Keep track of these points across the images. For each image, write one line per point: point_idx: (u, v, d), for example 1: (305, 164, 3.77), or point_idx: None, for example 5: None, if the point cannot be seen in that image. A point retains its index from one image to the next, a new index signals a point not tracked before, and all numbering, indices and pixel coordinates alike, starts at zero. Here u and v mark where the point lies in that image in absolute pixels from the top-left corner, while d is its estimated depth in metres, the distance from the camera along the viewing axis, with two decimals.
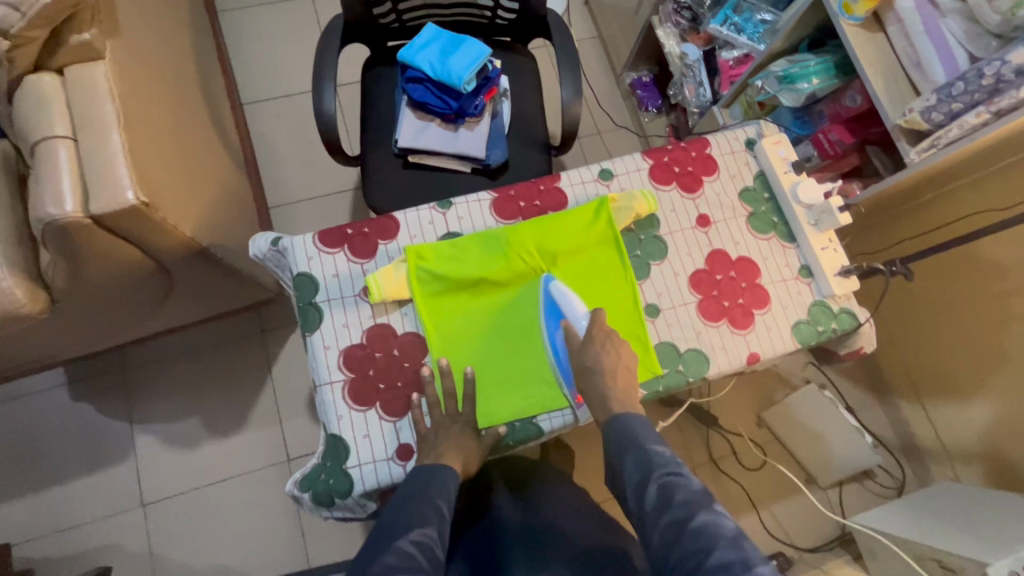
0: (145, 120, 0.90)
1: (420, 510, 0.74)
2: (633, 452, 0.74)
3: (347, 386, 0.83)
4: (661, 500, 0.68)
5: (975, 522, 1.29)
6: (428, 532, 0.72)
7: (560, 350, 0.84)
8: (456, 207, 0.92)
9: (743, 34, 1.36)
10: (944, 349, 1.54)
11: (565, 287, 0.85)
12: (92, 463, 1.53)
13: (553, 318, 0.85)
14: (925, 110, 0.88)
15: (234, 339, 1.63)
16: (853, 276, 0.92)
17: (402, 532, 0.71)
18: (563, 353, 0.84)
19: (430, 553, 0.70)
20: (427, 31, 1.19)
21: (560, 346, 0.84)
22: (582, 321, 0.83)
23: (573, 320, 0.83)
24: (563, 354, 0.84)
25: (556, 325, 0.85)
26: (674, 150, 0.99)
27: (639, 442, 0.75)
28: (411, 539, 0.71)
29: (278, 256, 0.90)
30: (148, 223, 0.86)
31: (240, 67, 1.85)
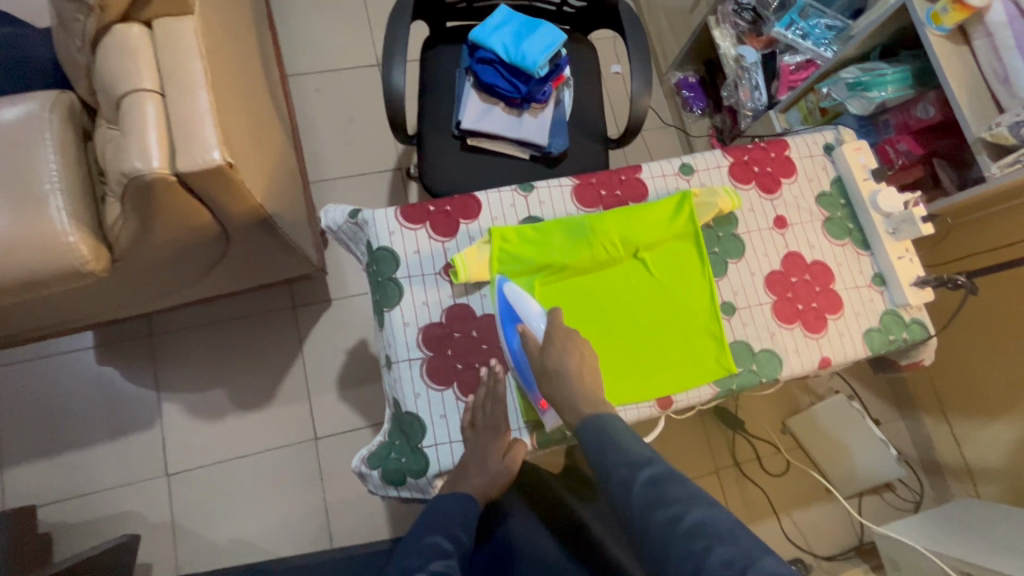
0: (223, 80, 0.88)
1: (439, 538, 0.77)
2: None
3: (425, 364, 0.82)
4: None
5: (1005, 539, 1.30)
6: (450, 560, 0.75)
7: (518, 353, 0.81)
8: (538, 191, 0.91)
9: (807, 39, 1.36)
10: (975, 366, 1.54)
11: (519, 287, 0.82)
12: (118, 428, 1.50)
13: (510, 322, 0.82)
14: (1014, 125, 0.89)
15: (266, 313, 1.61)
16: (928, 287, 0.93)
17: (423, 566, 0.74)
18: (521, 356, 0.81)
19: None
20: (502, 13, 1.20)
21: (518, 350, 0.81)
22: (538, 322, 0.80)
23: (530, 322, 0.80)
24: (521, 357, 0.81)
25: (513, 329, 0.82)
26: (755, 150, 0.99)
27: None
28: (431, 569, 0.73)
29: (355, 228, 0.89)
30: (227, 185, 0.84)
31: (284, 38, 1.82)
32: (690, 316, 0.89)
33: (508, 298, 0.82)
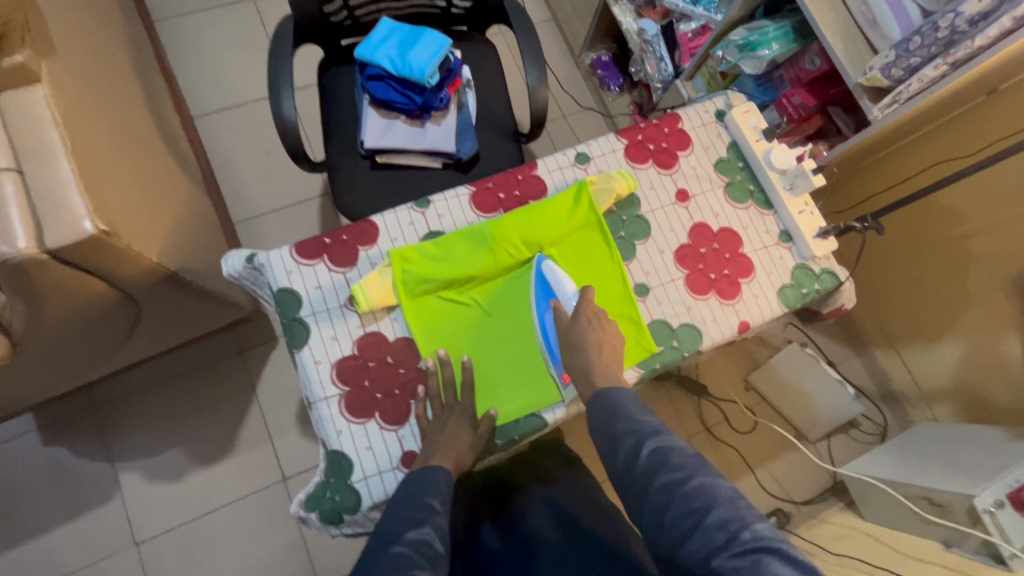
0: (90, 144, 0.85)
1: (408, 513, 0.71)
2: (618, 424, 0.74)
3: (343, 400, 0.80)
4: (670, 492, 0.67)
5: (958, 459, 1.35)
6: (425, 527, 0.70)
7: (550, 331, 0.84)
8: (435, 205, 0.90)
9: (699, 6, 1.37)
10: (911, 295, 1.59)
11: (555, 265, 0.85)
12: (75, 507, 1.45)
13: (544, 298, 0.86)
14: (885, 67, 0.89)
15: (212, 362, 1.57)
16: (830, 237, 0.95)
17: (397, 536, 0.69)
18: (552, 333, 0.84)
19: (430, 552, 0.68)
20: (383, 26, 1.16)
21: (551, 328, 0.84)
22: (571, 298, 0.84)
23: (562, 298, 0.84)
24: (551, 332, 0.84)
25: (546, 305, 0.86)
26: (647, 128, 0.99)
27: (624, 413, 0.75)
28: (407, 540, 0.68)
29: (255, 273, 0.87)
30: (109, 253, 0.81)
31: (186, 79, 1.76)
32: (603, 300, 0.89)
33: (544, 276, 0.86)
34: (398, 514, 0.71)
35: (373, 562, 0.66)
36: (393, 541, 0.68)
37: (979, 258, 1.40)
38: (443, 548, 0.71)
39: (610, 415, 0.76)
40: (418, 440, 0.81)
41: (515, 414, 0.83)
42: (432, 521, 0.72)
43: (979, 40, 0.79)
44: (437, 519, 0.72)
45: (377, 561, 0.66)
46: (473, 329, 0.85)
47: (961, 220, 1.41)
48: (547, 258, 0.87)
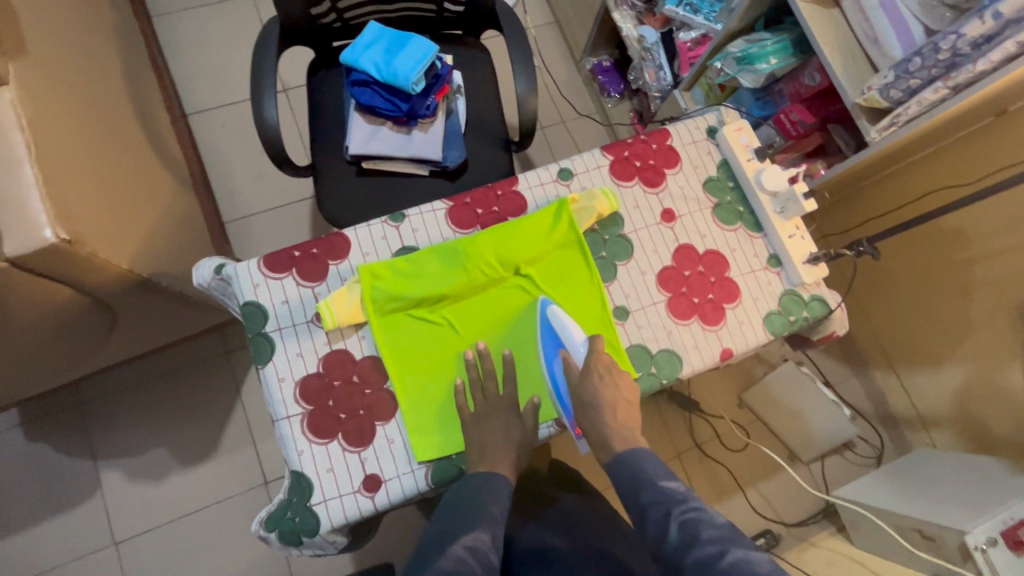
0: (59, 148, 0.83)
1: (467, 517, 0.71)
2: (643, 493, 0.70)
3: (306, 419, 0.78)
4: (684, 540, 0.64)
5: (953, 491, 1.30)
6: (478, 534, 0.69)
7: (559, 381, 0.80)
8: (410, 219, 0.87)
9: (699, 14, 1.33)
10: (911, 317, 1.55)
11: (562, 314, 0.81)
12: (55, 504, 1.45)
13: (552, 348, 0.82)
14: (883, 88, 0.85)
15: (197, 363, 1.56)
16: (821, 263, 0.91)
17: (455, 538, 0.68)
18: (563, 387, 0.80)
19: (485, 561, 0.67)
20: (371, 29, 1.13)
21: (560, 378, 0.81)
22: (580, 350, 0.79)
23: (571, 349, 0.80)
24: (563, 387, 0.80)
25: (554, 355, 0.82)
26: (634, 144, 0.96)
27: (648, 479, 0.72)
28: (463, 544, 0.67)
29: (223, 285, 0.85)
30: (74, 261, 0.80)
31: (181, 75, 1.74)
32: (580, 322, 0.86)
33: (550, 323, 0.82)
34: (457, 518, 0.71)
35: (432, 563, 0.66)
36: (451, 543, 0.68)
37: (984, 283, 1.35)
38: (497, 557, 0.69)
39: (629, 465, 0.74)
40: (412, 460, 0.79)
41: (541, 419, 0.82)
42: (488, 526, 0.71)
43: (982, 64, 0.75)
44: (495, 528, 0.71)
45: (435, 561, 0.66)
46: (444, 349, 0.83)
47: (966, 243, 1.36)
48: (552, 303, 0.84)
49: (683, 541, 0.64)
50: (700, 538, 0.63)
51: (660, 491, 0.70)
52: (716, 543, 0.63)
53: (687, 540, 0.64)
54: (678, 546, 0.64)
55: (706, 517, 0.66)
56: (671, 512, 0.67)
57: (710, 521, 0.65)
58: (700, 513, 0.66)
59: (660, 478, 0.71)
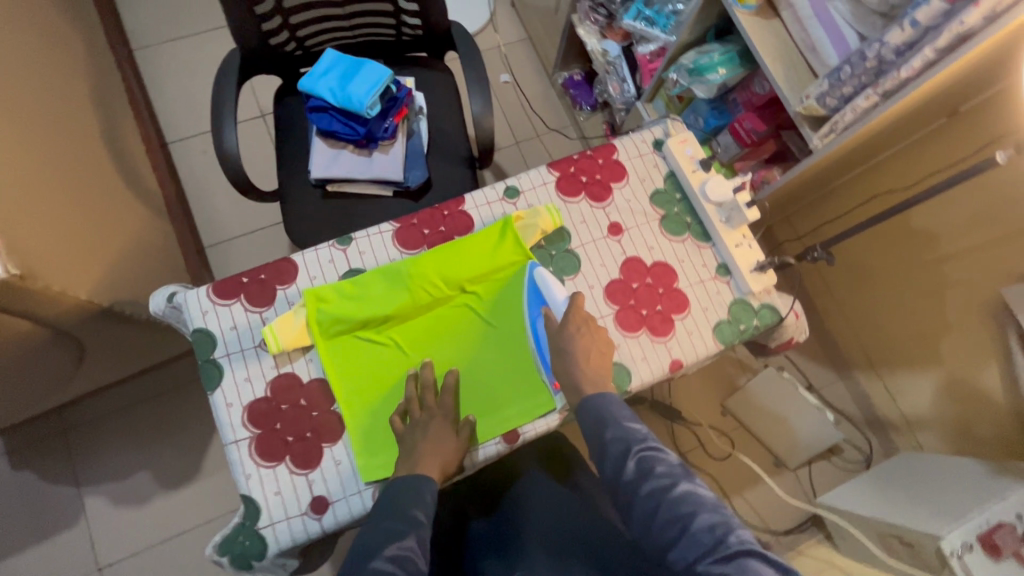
0: (15, 186, 0.85)
1: (389, 525, 0.68)
2: (607, 431, 0.72)
3: (253, 443, 0.79)
4: (640, 474, 0.67)
5: (935, 495, 1.28)
6: (405, 542, 0.67)
7: (540, 336, 0.84)
8: (357, 242, 0.89)
9: (655, 27, 1.33)
10: (889, 318, 1.54)
11: (545, 272, 0.86)
12: (39, 531, 1.46)
13: (536, 304, 0.86)
14: (819, 96, 0.87)
15: (179, 386, 1.58)
16: (768, 271, 0.91)
17: (375, 551, 0.65)
18: (542, 337, 0.84)
19: (411, 569, 0.65)
20: (327, 56, 1.16)
21: (541, 332, 0.84)
22: (561, 304, 0.83)
23: (553, 305, 0.84)
24: (542, 339, 0.84)
25: (538, 311, 0.86)
26: (581, 159, 0.97)
27: (612, 418, 0.73)
28: (385, 556, 0.65)
29: (175, 312, 0.87)
30: (28, 294, 0.82)
31: (161, 105, 1.79)
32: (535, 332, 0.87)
33: (537, 283, 0.86)
34: (378, 527, 0.68)
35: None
36: (372, 555, 0.65)
37: (955, 282, 1.34)
38: (424, 562, 0.68)
39: (593, 408, 0.75)
40: (357, 482, 0.80)
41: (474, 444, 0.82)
42: (414, 533, 0.69)
43: (905, 71, 0.75)
44: (421, 531, 0.69)
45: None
46: (393, 368, 0.84)
47: (935, 243, 1.35)
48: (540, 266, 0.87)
49: (638, 476, 0.67)
50: (655, 473, 0.67)
51: (623, 429, 0.72)
52: (669, 476, 0.66)
53: (642, 472, 0.67)
54: (634, 480, 0.67)
55: (662, 455, 0.69)
56: (630, 451, 0.69)
57: (665, 459, 0.68)
58: (657, 451, 0.70)
59: (623, 418, 0.73)
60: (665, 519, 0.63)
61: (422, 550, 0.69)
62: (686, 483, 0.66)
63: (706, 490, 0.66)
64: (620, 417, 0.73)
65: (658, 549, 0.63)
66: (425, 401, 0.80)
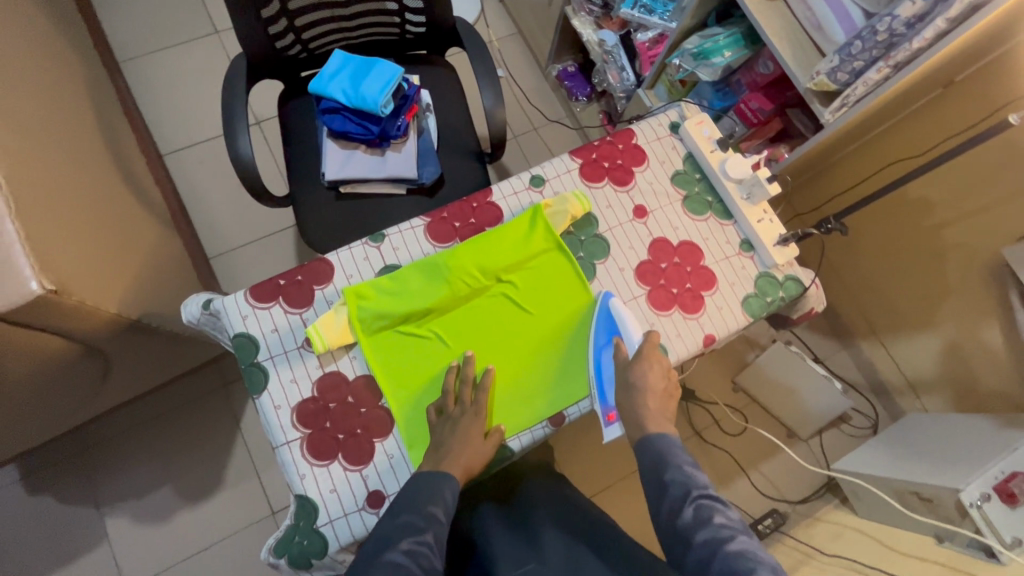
0: (38, 201, 0.84)
1: (409, 520, 0.73)
2: (667, 472, 0.76)
3: (305, 443, 0.80)
4: (697, 520, 0.70)
5: (947, 451, 1.33)
6: (422, 539, 0.72)
7: (606, 366, 0.85)
8: (390, 238, 0.90)
9: (654, 15, 1.37)
10: (890, 287, 1.59)
11: (621, 305, 0.86)
12: (62, 556, 1.43)
13: (608, 332, 0.87)
14: (830, 71, 0.89)
15: (194, 399, 1.56)
16: (791, 243, 0.94)
17: (393, 543, 0.70)
18: (608, 369, 0.85)
19: (424, 564, 0.70)
20: (335, 58, 1.16)
21: (607, 363, 0.85)
22: (633, 340, 0.84)
23: (626, 339, 0.84)
24: (608, 372, 0.85)
25: (607, 340, 0.87)
26: (601, 146, 0.99)
27: (673, 461, 0.77)
28: (401, 549, 0.70)
29: (212, 319, 0.86)
30: (62, 309, 0.81)
31: (153, 117, 1.76)
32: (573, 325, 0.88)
33: (611, 314, 0.86)
34: (395, 521, 0.73)
35: (369, 567, 0.69)
36: (388, 547, 0.70)
37: (954, 247, 1.39)
38: (438, 560, 0.73)
39: (656, 446, 0.78)
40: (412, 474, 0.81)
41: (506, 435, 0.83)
42: (431, 529, 0.73)
43: (917, 42, 0.80)
44: (438, 528, 0.74)
45: (372, 566, 0.69)
46: (435, 361, 0.85)
47: (932, 210, 1.41)
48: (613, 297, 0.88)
49: (696, 522, 0.70)
50: (712, 522, 0.69)
51: (682, 473, 0.75)
52: (729, 528, 0.69)
53: (700, 518, 0.70)
54: (691, 526, 0.70)
55: (720, 507, 0.71)
56: (687, 498, 0.73)
57: (723, 512, 0.71)
58: (716, 501, 0.72)
59: (682, 463, 0.77)
60: (721, 567, 0.65)
61: (437, 546, 0.74)
62: (743, 538, 0.68)
63: (766, 553, 0.67)
64: (685, 468, 0.76)
65: None
66: (460, 397, 0.81)
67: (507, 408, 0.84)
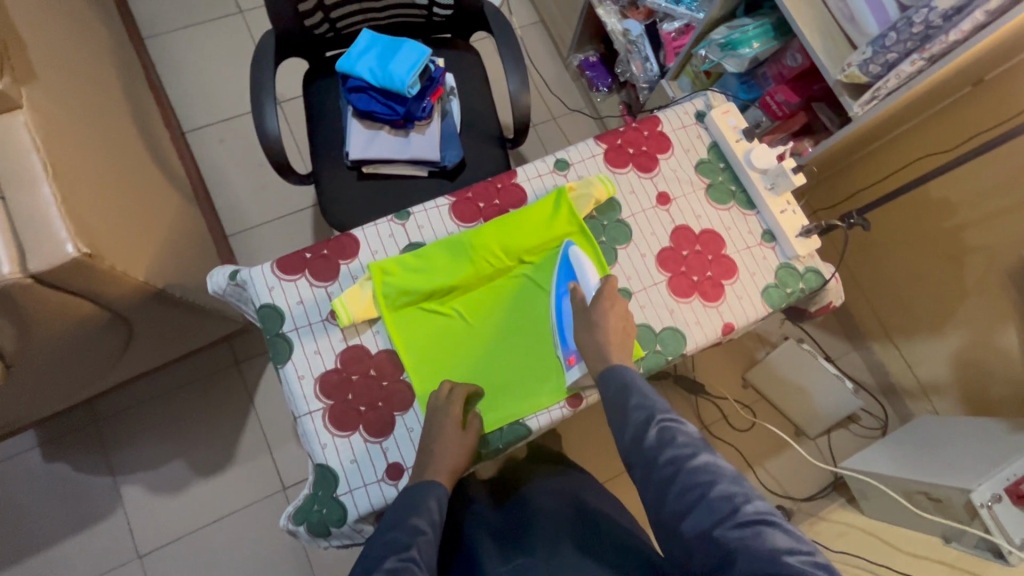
0: (73, 168, 0.85)
1: (393, 538, 0.70)
2: (631, 397, 0.75)
3: (327, 413, 0.81)
4: (661, 442, 0.70)
5: (960, 452, 1.33)
6: (407, 553, 0.69)
7: (565, 313, 0.85)
8: (415, 216, 0.91)
9: (681, 5, 1.36)
10: (906, 287, 1.58)
11: (581, 253, 0.87)
12: (79, 521, 1.46)
13: (564, 280, 0.87)
14: (862, 64, 0.89)
15: (209, 374, 1.58)
16: (813, 235, 0.94)
17: (377, 564, 0.68)
18: (566, 317, 0.85)
19: None
20: (364, 37, 1.17)
21: (565, 308, 0.85)
22: (590, 286, 0.85)
23: (583, 284, 0.85)
24: (566, 317, 0.85)
25: (565, 287, 0.87)
26: (627, 132, 0.99)
27: (635, 387, 0.76)
28: (384, 569, 0.67)
29: (238, 290, 0.88)
30: (94, 273, 0.82)
31: (177, 95, 1.77)
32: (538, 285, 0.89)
33: (570, 261, 0.87)
34: (380, 541, 0.71)
35: None
36: (373, 568, 0.68)
37: (974, 249, 1.38)
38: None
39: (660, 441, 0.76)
40: None
41: (498, 423, 0.82)
42: (416, 544, 0.70)
43: (954, 35, 0.79)
44: (425, 547, 0.71)
45: None
46: (453, 340, 0.85)
47: (953, 211, 1.40)
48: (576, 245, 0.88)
49: (660, 443, 0.70)
50: (676, 441, 0.70)
51: (647, 399, 0.75)
52: (691, 446, 0.69)
53: (663, 441, 0.70)
54: (655, 446, 0.70)
55: (681, 425, 0.71)
56: (651, 419, 0.72)
57: (685, 430, 0.71)
58: (678, 421, 0.72)
59: (645, 388, 0.76)
60: (683, 485, 0.66)
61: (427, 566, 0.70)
62: (705, 454, 0.68)
63: (725, 463, 0.68)
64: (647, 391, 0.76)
65: (676, 516, 0.65)
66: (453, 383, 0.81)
67: (513, 394, 0.84)
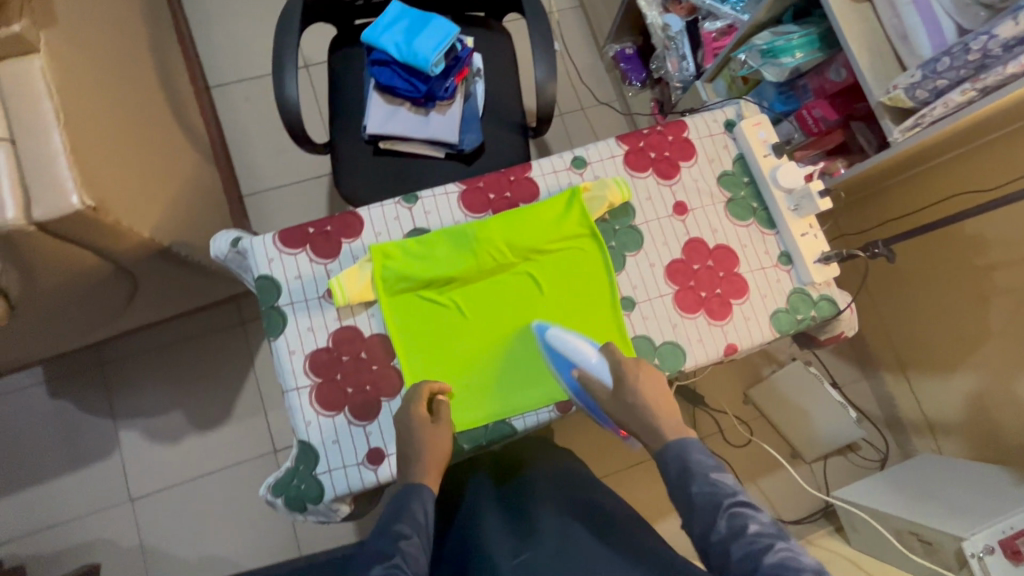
0: (87, 117, 0.85)
1: (380, 545, 0.68)
2: (693, 483, 0.68)
3: (314, 391, 0.81)
4: (732, 532, 0.63)
5: (960, 497, 1.29)
6: (392, 560, 0.66)
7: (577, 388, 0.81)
8: (422, 201, 0.89)
9: (726, 4, 1.30)
10: (927, 322, 1.52)
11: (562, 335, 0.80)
12: (76, 459, 1.51)
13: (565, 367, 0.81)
14: (909, 87, 0.84)
15: (212, 331, 1.60)
16: (832, 263, 0.91)
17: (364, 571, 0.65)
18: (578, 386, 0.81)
19: None
20: (393, 10, 1.15)
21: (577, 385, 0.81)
22: (594, 366, 0.78)
23: (586, 366, 0.79)
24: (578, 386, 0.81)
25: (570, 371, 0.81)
26: (650, 135, 0.95)
27: (700, 471, 0.69)
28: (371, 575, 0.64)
29: (239, 257, 0.87)
30: (98, 225, 0.82)
31: (205, 49, 1.76)
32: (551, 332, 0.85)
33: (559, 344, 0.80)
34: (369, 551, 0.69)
35: None
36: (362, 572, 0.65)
37: (1001, 291, 1.31)
38: None
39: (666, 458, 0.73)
40: None
41: (484, 420, 0.82)
42: (402, 552, 0.67)
43: (1011, 67, 0.74)
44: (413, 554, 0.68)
45: None
46: (447, 332, 0.84)
47: (984, 249, 1.32)
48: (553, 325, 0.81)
49: (731, 535, 0.62)
50: (747, 532, 0.62)
51: (710, 483, 0.67)
52: (765, 537, 0.61)
53: (735, 531, 0.62)
54: (726, 540, 0.62)
55: (754, 513, 0.64)
56: (719, 509, 0.65)
57: (757, 518, 0.63)
58: (749, 508, 0.65)
59: (709, 471, 0.69)
60: None
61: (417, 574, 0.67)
62: (783, 546, 0.60)
63: (808, 557, 0.59)
64: (710, 473, 0.69)
65: None
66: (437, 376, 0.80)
67: (500, 395, 0.83)
